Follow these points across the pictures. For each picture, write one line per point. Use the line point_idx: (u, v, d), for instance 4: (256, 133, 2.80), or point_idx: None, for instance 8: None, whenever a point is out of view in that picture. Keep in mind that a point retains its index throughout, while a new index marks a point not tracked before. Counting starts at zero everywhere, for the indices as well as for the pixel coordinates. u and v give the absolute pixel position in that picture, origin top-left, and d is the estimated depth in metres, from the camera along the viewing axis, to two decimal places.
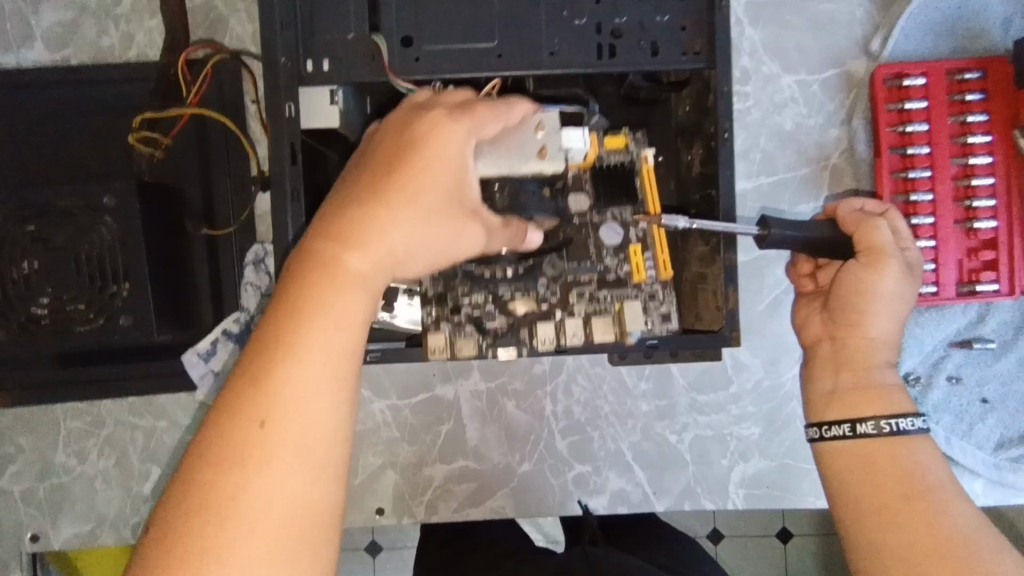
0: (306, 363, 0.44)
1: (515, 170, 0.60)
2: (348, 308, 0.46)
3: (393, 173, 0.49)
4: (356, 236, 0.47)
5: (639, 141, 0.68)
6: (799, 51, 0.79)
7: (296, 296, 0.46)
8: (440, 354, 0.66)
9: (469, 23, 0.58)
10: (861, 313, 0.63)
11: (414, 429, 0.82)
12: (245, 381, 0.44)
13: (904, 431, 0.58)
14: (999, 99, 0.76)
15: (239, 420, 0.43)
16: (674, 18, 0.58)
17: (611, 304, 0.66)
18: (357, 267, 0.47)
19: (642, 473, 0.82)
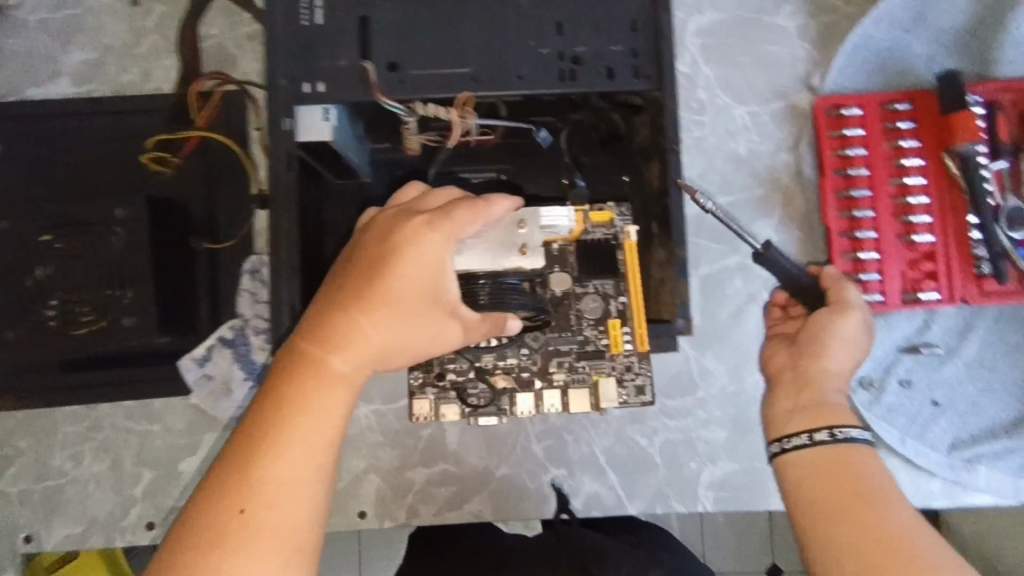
0: (291, 451, 0.56)
1: (497, 264, 0.70)
2: (328, 400, 0.59)
3: (372, 283, 0.60)
4: (337, 342, 0.60)
5: (623, 216, 0.76)
6: (748, 86, 0.89)
7: (286, 391, 0.58)
8: (427, 417, 0.78)
9: (446, 51, 0.66)
10: (823, 348, 0.69)
11: (397, 433, 0.86)
12: (240, 463, 0.56)
13: (852, 440, 0.63)
14: (928, 126, 0.85)
15: (227, 503, 0.54)
16: (625, 47, 0.66)
17: (588, 374, 0.77)
18: (341, 369, 0.59)
19: (615, 476, 0.85)
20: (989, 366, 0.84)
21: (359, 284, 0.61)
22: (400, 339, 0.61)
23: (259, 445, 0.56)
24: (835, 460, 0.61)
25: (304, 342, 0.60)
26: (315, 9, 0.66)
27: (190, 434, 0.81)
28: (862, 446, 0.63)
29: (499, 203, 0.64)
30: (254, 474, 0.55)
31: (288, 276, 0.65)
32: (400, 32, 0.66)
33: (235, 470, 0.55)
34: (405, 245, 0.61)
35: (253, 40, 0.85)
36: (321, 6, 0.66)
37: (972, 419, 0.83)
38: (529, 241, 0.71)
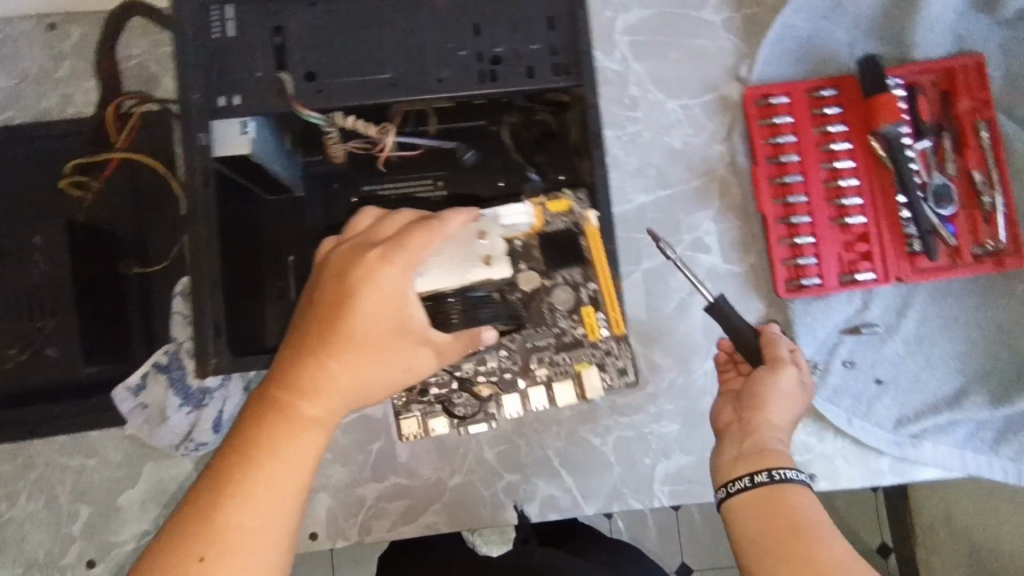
0: (254, 502, 0.53)
1: (463, 277, 0.65)
2: (297, 456, 0.55)
3: (333, 326, 0.56)
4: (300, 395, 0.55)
5: (581, 202, 0.74)
6: (679, 80, 0.89)
7: (251, 451, 0.55)
8: (415, 433, 0.81)
9: (363, 58, 0.65)
10: (760, 401, 0.70)
11: (346, 450, 0.84)
12: (205, 537, 0.52)
13: (790, 479, 0.63)
14: (854, 110, 0.86)
15: (183, 555, 0.52)
16: (545, 45, 0.66)
17: (569, 365, 0.78)
18: (310, 413, 0.56)
19: (570, 477, 0.85)
20: (929, 341, 0.85)
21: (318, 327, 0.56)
22: (369, 382, 0.57)
23: (224, 513, 0.53)
24: (775, 501, 0.62)
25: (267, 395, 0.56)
26: (226, 21, 0.64)
27: (128, 466, 0.78)
28: (798, 484, 0.63)
29: (453, 218, 0.58)
30: (224, 548, 0.52)
31: (212, 295, 0.63)
32: (316, 40, 0.65)
33: (200, 545, 0.52)
34: (363, 281, 0.56)
35: None
36: (232, 17, 0.64)
37: (915, 395, 0.84)
38: (492, 251, 0.66)
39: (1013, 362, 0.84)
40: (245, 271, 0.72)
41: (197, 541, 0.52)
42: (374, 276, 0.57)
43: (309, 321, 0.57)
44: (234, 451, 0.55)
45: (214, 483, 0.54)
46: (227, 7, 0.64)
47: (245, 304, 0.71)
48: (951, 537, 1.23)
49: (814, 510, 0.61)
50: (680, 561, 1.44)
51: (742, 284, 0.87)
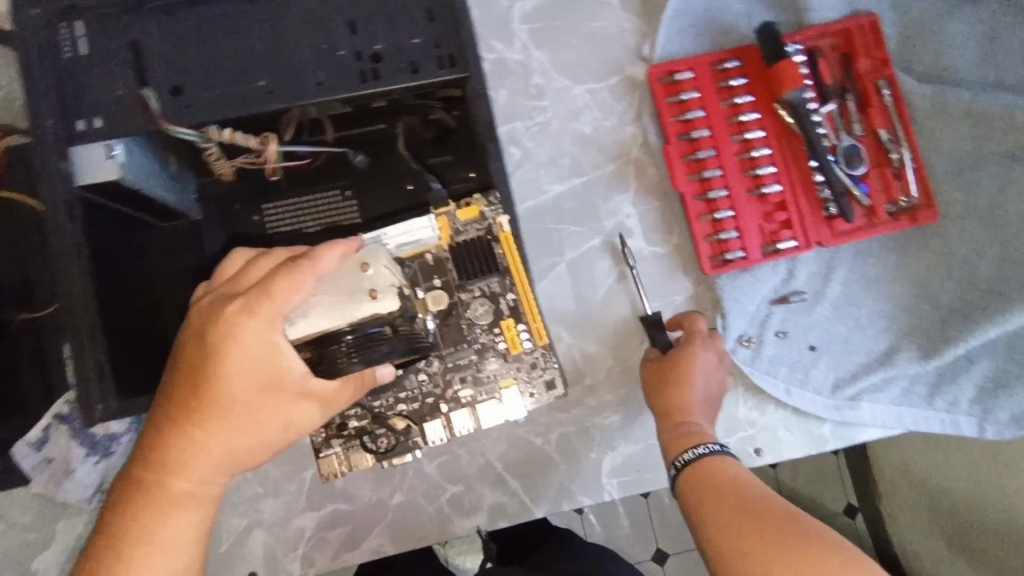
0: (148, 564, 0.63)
1: (348, 316, 0.61)
2: (178, 516, 0.63)
3: (197, 395, 0.61)
4: (174, 461, 0.62)
5: (492, 206, 0.75)
6: (583, 65, 0.88)
7: (135, 519, 0.63)
8: (336, 471, 0.76)
9: (233, 67, 0.61)
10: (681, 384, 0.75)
11: (277, 481, 0.80)
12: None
13: (705, 454, 0.70)
14: (758, 80, 0.86)
15: None
16: (425, 38, 0.64)
17: (494, 383, 0.75)
18: (188, 475, 0.63)
19: (516, 482, 0.82)
20: (856, 303, 0.85)
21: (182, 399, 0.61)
22: (240, 442, 0.63)
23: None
24: (699, 473, 0.69)
25: (143, 463, 0.63)
26: (77, 39, 0.59)
27: (39, 526, 0.74)
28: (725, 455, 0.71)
29: (325, 256, 0.60)
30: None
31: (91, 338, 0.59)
32: (178, 51, 0.61)
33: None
34: (227, 347, 0.60)
35: None
36: (84, 34, 0.59)
37: (849, 356, 0.84)
38: (377, 283, 0.62)
39: (941, 314, 0.84)
40: (135, 305, 0.67)
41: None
42: (231, 338, 0.60)
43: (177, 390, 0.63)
44: (122, 517, 0.63)
45: (109, 548, 0.63)
46: (76, 23, 0.59)
47: (137, 339, 0.66)
48: (908, 492, 1.24)
49: (735, 474, 0.67)
50: (654, 548, 1.43)
51: (667, 264, 0.86)
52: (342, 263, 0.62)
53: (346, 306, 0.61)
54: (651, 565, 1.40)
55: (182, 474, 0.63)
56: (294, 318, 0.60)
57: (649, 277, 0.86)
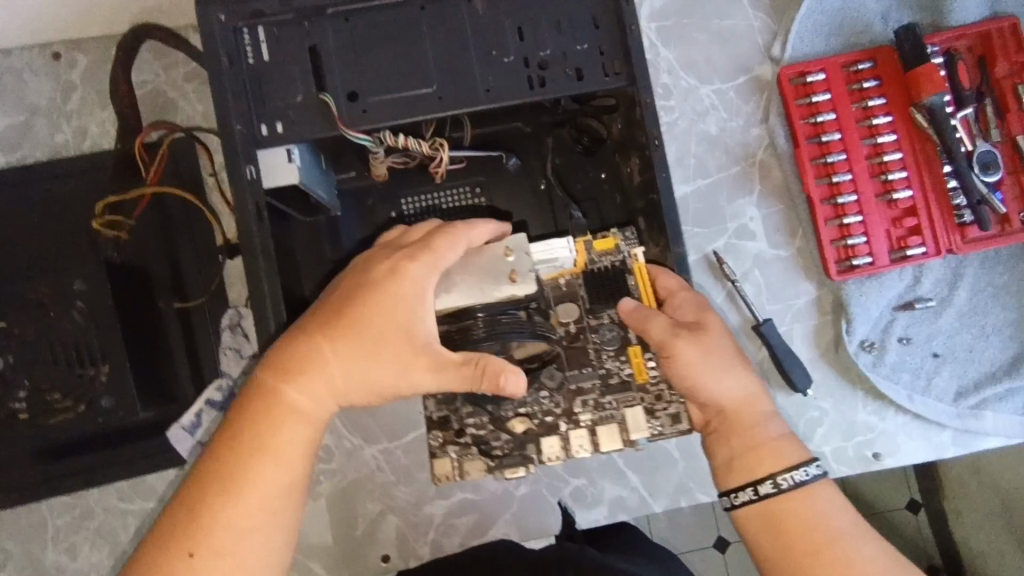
0: (246, 492, 0.55)
1: (486, 296, 0.60)
2: (284, 441, 0.57)
3: (344, 312, 0.58)
4: (297, 377, 0.57)
5: (628, 240, 0.67)
6: (710, 64, 0.87)
7: (242, 433, 0.56)
8: (449, 478, 0.65)
9: (406, 73, 0.62)
10: (709, 347, 0.62)
11: (407, 469, 0.83)
12: (194, 503, 0.55)
13: (803, 481, 0.61)
14: (892, 83, 0.84)
15: (173, 550, 0.54)
16: (592, 44, 0.64)
17: (617, 410, 0.66)
18: (301, 403, 0.57)
19: (635, 477, 0.84)
20: (981, 311, 0.85)
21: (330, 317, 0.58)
22: (367, 377, 0.58)
23: (214, 488, 0.55)
24: (783, 519, 0.60)
25: (261, 377, 0.57)
26: (259, 44, 0.61)
27: None
28: (812, 486, 0.61)
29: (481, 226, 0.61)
30: (210, 521, 0.54)
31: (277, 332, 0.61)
32: (352, 56, 0.62)
33: (190, 521, 0.54)
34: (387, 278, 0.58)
35: (189, 80, 0.82)
36: (265, 40, 0.61)
37: (972, 365, 0.84)
38: (518, 268, 0.61)
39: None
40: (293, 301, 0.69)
41: (185, 511, 0.55)
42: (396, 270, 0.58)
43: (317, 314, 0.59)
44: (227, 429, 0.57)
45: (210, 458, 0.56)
46: (257, 28, 0.61)
47: None
48: (977, 493, 1.24)
49: (837, 511, 0.60)
50: (715, 535, 1.45)
51: (791, 268, 0.85)
52: (486, 249, 0.61)
53: (481, 285, 0.60)
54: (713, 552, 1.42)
55: (299, 394, 0.57)
56: (437, 293, 0.60)
57: (771, 280, 0.85)
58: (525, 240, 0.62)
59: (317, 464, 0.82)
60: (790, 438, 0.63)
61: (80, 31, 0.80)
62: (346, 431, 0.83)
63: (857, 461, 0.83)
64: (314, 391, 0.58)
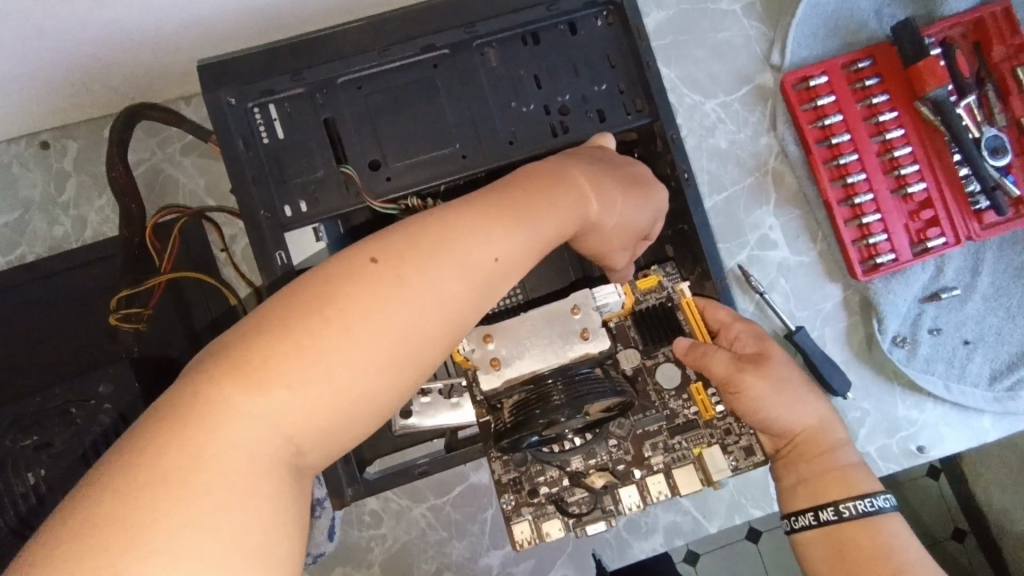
0: (476, 266, 0.43)
1: (560, 356, 0.58)
2: (556, 211, 0.49)
3: (607, 187, 0.54)
4: (532, 215, 0.47)
5: (671, 275, 0.68)
6: (711, 78, 0.87)
7: (522, 187, 0.48)
8: (528, 544, 0.63)
9: (427, 134, 0.61)
10: (773, 377, 0.64)
11: (459, 523, 0.81)
12: (341, 286, 0.38)
13: (869, 512, 0.59)
14: (893, 78, 0.85)
15: (387, 271, 0.39)
16: (610, 85, 0.63)
17: (687, 450, 0.64)
18: (582, 191, 0.52)
19: (686, 500, 0.82)
20: (1005, 293, 0.86)
21: (618, 174, 0.56)
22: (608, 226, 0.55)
23: (376, 280, 0.39)
24: (847, 545, 0.59)
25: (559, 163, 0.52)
26: (272, 122, 0.60)
27: None
28: (880, 514, 0.60)
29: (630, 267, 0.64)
30: (338, 322, 0.37)
31: None
32: (370, 124, 0.61)
33: (390, 288, 0.39)
34: (640, 201, 0.57)
35: (188, 154, 0.81)
36: (278, 117, 0.60)
37: (1003, 347, 0.85)
38: (588, 324, 0.59)
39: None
40: None
41: (425, 246, 0.41)
42: (652, 203, 0.59)
43: (607, 161, 0.57)
44: (430, 221, 0.43)
45: (398, 239, 0.42)
46: (268, 106, 0.60)
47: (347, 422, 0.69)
48: (997, 454, 1.25)
49: (905, 544, 0.59)
50: (746, 527, 1.46)
51: (815, 273, 0.85)
52: (552, 314, 0.59)
53: (549, 352, 0.58)
54: (746, 545, 1.44)
55: (518, 233, 0.45)
56: (510, 358, 0.58)
57: (798, 288, 0.85)
58: (589, 295, 0.60)
59: (366, 531, 0.80)
60: (861, 466, 0.63)
61: (69, 118, 0.78)
62: (393, 494, 0.80)
63: (902, 458, 0.82)
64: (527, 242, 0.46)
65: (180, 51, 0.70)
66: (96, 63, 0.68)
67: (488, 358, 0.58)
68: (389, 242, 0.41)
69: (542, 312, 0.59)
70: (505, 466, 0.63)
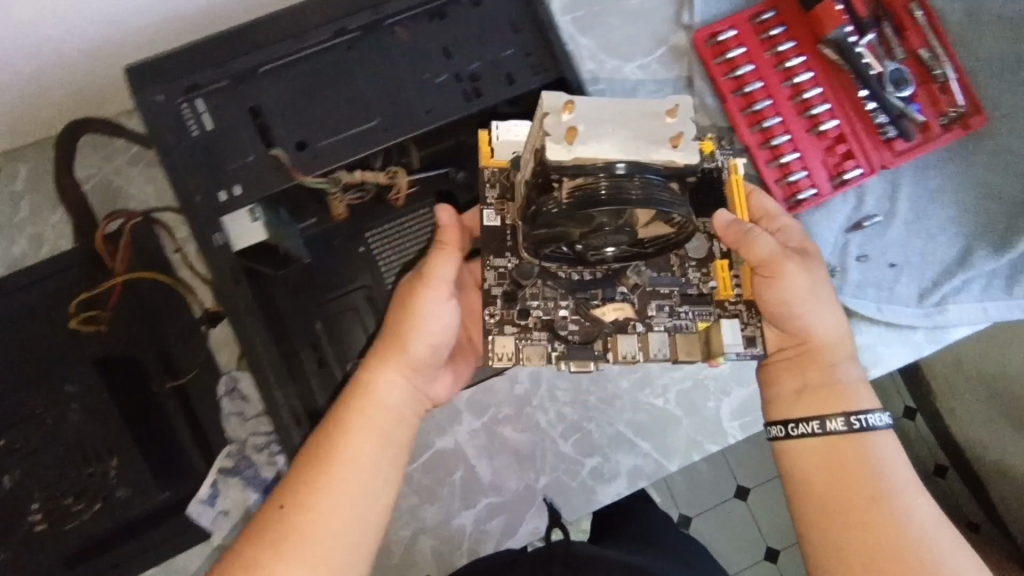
0: (350, 455, 0.62)
1: (641, 154, 0.54)
2: (374, 403, 0.66)
3: (394, 318, 0.70)
4: (361, 415, 0.65)
5: (728, 153, 0.77)
6: (628, 43, 0.92)
7: (346, 405, 0.66)
8: (506, 360, 0.69)
9: (347, 112, 0.65)
10: (810, 276, 0.71)
11: (429, 488, 0.84)
12: (258, 534, 0.58)
13: (868, 427, 0.66)
14: (797, 26, 0.90)
15: (272, 508, 0.59)
16: (516, 50, 0.67)
17: (692, 321, 0.71)
18: (388, 367, 0.68)
19: (646, 443, 0.86)
20: (923, 215, 0.91)
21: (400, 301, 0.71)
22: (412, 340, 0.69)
23: (276, 521, 0.58)
24: (845, 455, 0.65)
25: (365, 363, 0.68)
26: (200, 115, 0.63)
27: None
28: (876, 432, 0.66)
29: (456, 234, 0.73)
30: (269, 544, 0.57)
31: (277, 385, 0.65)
32: (295, 107, 0.65)
33: (289, 507, 0.59)
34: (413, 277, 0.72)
35: (135, 164, 0.84)
36: (206, 110, 0.63)
37: (927, 267, 0.90)
38: (682, 131, 0.55)
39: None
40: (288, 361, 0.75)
41: (302, 469, 0.61)
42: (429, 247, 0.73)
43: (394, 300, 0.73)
44: (293, 482, 0.60)
45: (286, 491, 0.60)
46: (197, 100, 0.63)
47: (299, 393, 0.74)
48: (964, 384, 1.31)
49: (895, 465, 0.64)
50: (735, 485, 1.51)
51: None
52: (642, 111, 0.55)
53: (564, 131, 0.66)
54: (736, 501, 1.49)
55: (367, 429, 0.64)
56: (586, 137, 0.54)
57: None
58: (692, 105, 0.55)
59: None
60: (859, 386, 0.69)
61: (15, 142, 0.81)
62: None
63: None
64: (368, 439, 0.63)
65: (113, 65, 0.74)
66: (33, 85, 0.71)
67: (564, 127, 0.54)
68: (274, 525, 0.57)
69: (635, 104, 0.55)
70: (501, 278, 0.70)
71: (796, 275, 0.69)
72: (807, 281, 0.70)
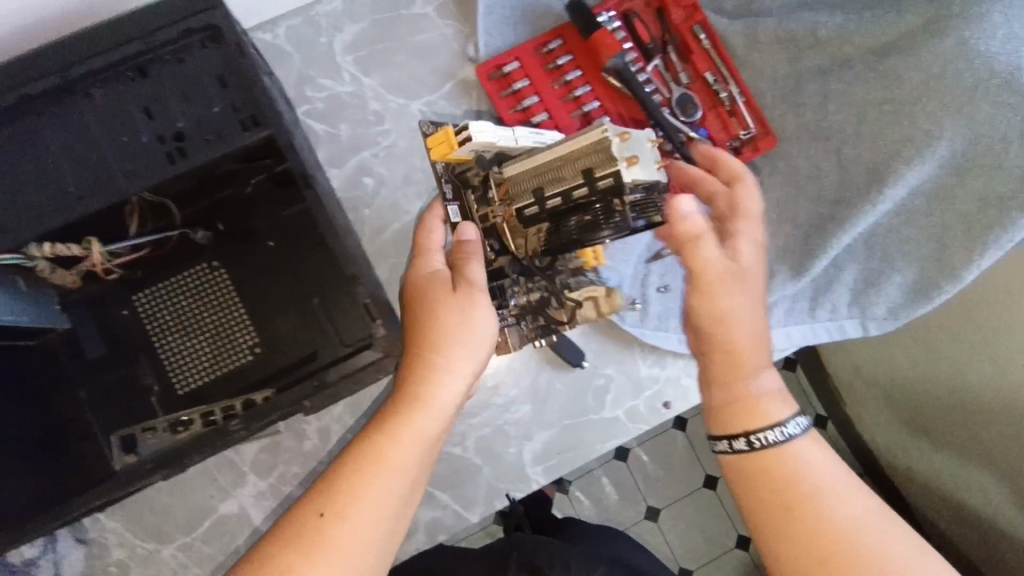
0: (388, 472, 0.58)
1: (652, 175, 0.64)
2: (416, 423, 0.61)
3: (439, 315, 0.64)
4: (405, 425, 0.60)
5: None
6: (414, 80, 0.89)
7: (390, 412, 0.61)
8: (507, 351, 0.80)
9: (36, 182, 0.61)
10: (742, 281, 0.65)
11: (212, 557, 0.81)
12: (281, 540, 0.55)
13: (779, 440, 0.60)
14: (582, 55, 0.88)
15: (304, 513, 0.56)
16: (223, 106, 0.64)
17: (583, 290, 0.78)
18: (435, 380, 0.63)
19: (445, 495, 0.84)
20: None
21: (433, 305, 0.65)
22: (452, 357, 0.63)
23: (307, 533, 0.55)
24: (754, 472, 0.60)
25: (408, 371, 0.63)
26: None
27: None
28: (789, 441, 0.60)
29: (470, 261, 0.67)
30: (294, 555, 0.54)
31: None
32: None
33: (317, 517, 0.56)
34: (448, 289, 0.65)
35: None
36: None
37: None
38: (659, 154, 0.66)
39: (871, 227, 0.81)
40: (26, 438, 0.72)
41: (331, 480, 0.58)
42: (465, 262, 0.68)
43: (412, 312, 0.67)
44: (328, 488, 0.57)
45: (323, 495, 0.57)
46: None
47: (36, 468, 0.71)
48: (869, 394, 1.32)
49: (817, 468, 0.59)
50: (644, 506, 1.49)
51: None
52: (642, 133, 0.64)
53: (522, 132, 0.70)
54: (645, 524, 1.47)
55: (410, 446, 0.60)
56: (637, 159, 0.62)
57: None
58: None
59: None
60: (772, 397, 0.62)
61: None
62: (138, 539, 0.80)
63: (645, 416, 0.87)
64: (412, 450, 0.60)
65: None
66: None
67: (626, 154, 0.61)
68: (302, 531, 0.55)
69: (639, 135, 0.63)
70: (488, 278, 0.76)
71: (734, 277, 0.65)
72: (752, 283, 0.66)
